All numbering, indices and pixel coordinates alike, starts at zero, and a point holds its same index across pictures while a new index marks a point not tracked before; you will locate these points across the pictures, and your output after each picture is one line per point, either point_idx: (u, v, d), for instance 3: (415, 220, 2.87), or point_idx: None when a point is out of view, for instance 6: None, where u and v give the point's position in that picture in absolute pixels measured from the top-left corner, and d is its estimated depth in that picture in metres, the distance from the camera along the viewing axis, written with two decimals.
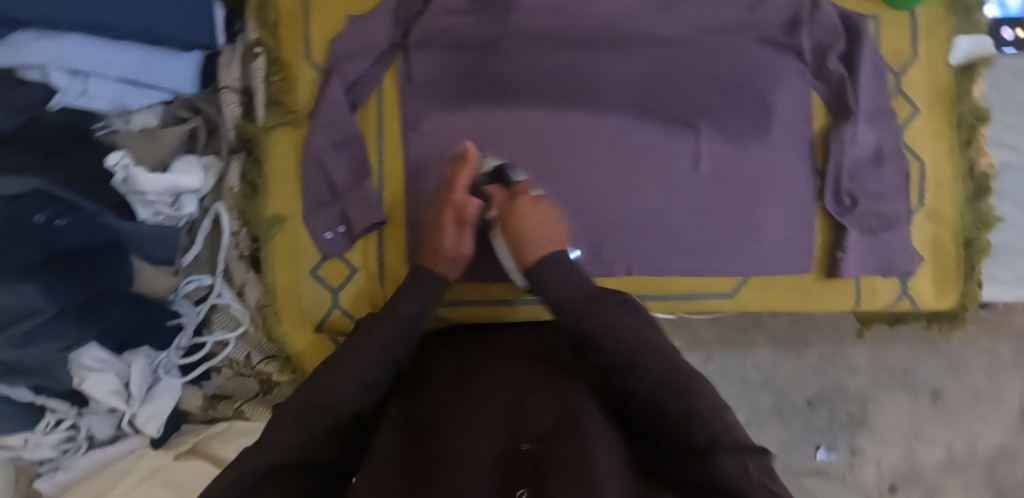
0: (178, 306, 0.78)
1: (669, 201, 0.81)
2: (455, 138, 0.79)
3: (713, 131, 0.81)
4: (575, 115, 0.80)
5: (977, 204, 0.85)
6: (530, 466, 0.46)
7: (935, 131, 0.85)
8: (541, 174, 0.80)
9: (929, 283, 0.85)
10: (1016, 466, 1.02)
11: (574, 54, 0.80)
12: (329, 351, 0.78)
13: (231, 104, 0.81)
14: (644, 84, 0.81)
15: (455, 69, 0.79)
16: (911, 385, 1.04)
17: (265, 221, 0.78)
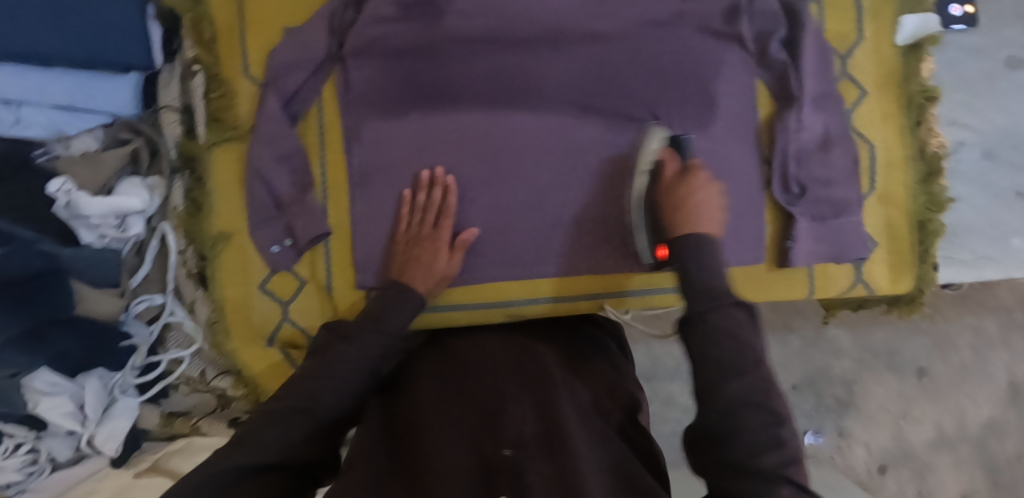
0: (129, 326, 0.79)
1: (613, 198, 0.80)
2: (397, 146, 0.78)
3: (655, 124, 0.81)
4: (516, 115, 0.80)
5: (929, 186, 0.85)
6: (510, 472, 0.50)
7: (884, 113, 0.84)
8: (484, 176, 0.79)
9: (884, 267, 0.85)
10: (1005, 440, 1.03)
11: (512, 55, 0.79)
12: (281, 364, 0.78)
13: (172, 122, 0.82)
14: (584, 81, 0.80)
15: (392, 77, 0.78)
16: (897, 365, 1.04)
17: (210, 238, 0.79)
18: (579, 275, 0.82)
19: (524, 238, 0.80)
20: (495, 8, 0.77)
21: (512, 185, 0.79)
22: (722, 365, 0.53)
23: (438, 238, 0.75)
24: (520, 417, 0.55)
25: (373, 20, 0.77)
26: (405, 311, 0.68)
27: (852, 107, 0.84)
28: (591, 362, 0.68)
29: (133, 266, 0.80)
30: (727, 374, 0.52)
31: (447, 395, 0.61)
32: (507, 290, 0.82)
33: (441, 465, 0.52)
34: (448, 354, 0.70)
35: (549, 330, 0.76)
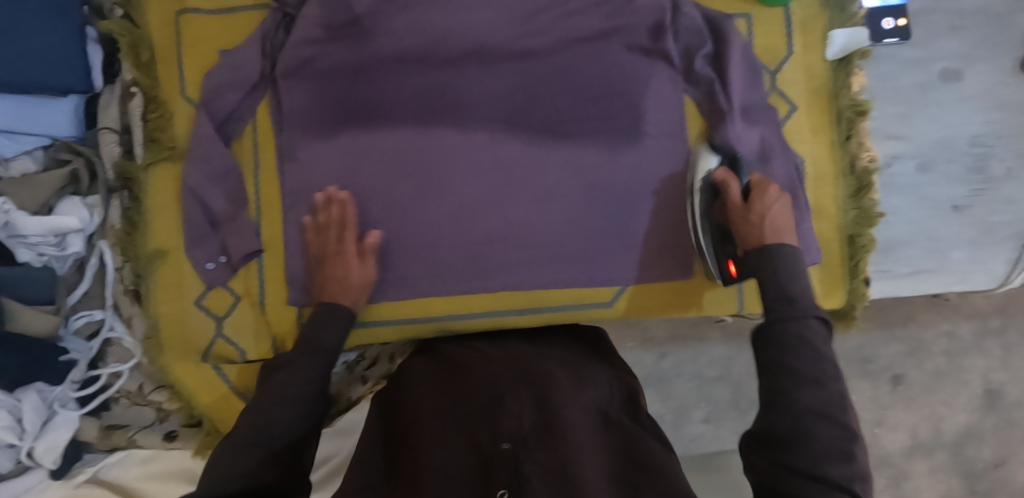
0: (69, 342, 0.81)
1: (540, 214, 0.80)
2: (326, 167, 0.79)
3: (585, 141, 0.81)
4: (444, 133, 0.79)
5: (861, 200, 0.86)
6: (508, 464, 0.58)
7: (814, 126, 0.86)
8: (412, 193, 0.79)
9: (815, 281, 0.85)
10: (982, 446, 1.06)
11: (438, 74, 0.79)
12: (211, 377, 0.80)
13: (110, 143, 0.83)
14: (510, 99, 0.81)
15: (322, 98, 0.79)
16: (871, 373, 1.06)
17: (146, 255, 0.81)
18: (507, 290, 0.82)
19: (455, 255, 0.80)
20: (418, 28, 0.78)
21: (441, 204, 0.79)
22: (795, 372, 0.60)
23: (343, 250, 0.76)
24: (515, 414, 0.63)
25: (301, 42, 0.78)
26: (333, 329, 0.71)
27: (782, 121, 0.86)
28: (578, 358, 0.76)
29: (72, 283, 0.82)
30: (803, 383, 0.59)
31: (444, 398, 0.69)
32: (435, 306, 0.82)
33: (448, 465, 0.61)
34: (442, 359, 0.77)
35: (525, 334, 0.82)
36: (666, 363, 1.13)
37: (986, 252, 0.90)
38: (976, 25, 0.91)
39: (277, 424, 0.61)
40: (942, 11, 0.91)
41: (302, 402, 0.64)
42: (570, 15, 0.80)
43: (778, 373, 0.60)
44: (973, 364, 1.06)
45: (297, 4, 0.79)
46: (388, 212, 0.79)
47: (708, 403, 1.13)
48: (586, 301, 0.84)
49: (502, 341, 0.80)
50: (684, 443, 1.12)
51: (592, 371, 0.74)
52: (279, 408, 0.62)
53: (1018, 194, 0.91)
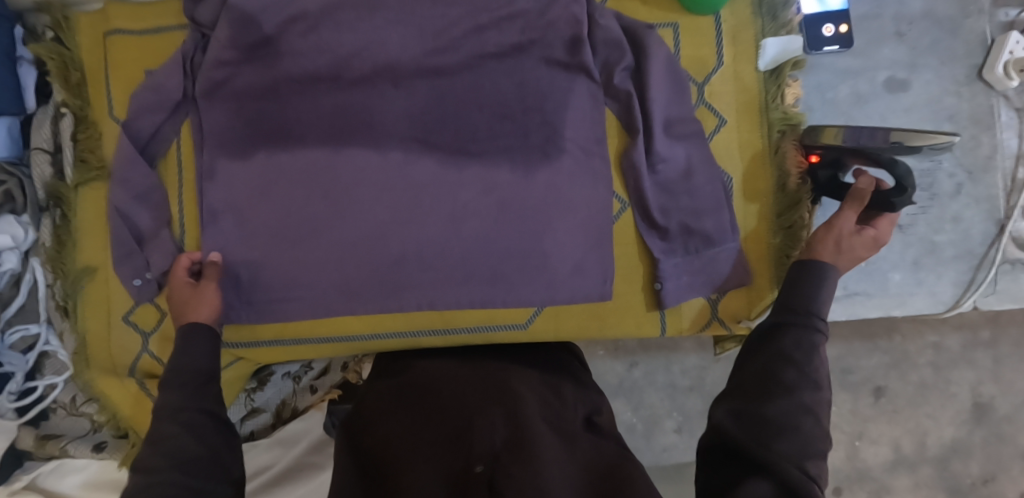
0: (3, 356, 0.83)
1: (453, 234, 0.79)
2: (242, 189, 0.80)
3: (499, 159, 0.80)
4: (357, 153, 0.79)
5: (791, 218, 0.80)
6: (483, 483, 0.57)
7: (742, 141, 0.82)
8: (326, 213, 0.79)
9: (742, 302, 0.82)
10: (968, 462, 1.16)
11: (351, 94, 0.80)
12: (137, 392, 0.83)
13: (42, 163, 0.85)
14: (423, 117, 0.80)
15: (240, 119, 0.80)
16: (852, 385, 1.18)
17: (75, 273, 0.83)
18: (419, 311, 0.82)
19: (366, 274, 0.80)
20: (327, 47, 0.79)
21: (353, 224, 0.79)
22: (802, 370, 0.63)
23: (172, 276, 0.79)
24: (487, 434, 0.63)
25: (213, 63, 0.79)
26: (201, 351, 0.74)
27: (830, 139, 0.77)
28: (546, 380, 0.76)
29: (7, 299, 0.85)
30: (803, 382, 0.63)
31: (412, 423, 0.68)
32: (351, 325, 0.83)
33: (419, 484, 0.59)
34: (410, 382, 0.76)
35: (483, 354, 0.83)
36: (637, 373, 1.13)
37: (927, 273, 0.86)
38: (924, 31, 0.87)
39: (167, 455, 0.65)
40: (887, 16, 0.87)
41: (190, 427, 0.68)
42: (482, 30, 0.80)
43: (780, 363, 0.64)
44: (961, 377, 1.16)
45: (212, 24, 0.81)
46: (302, 231, 0.80)
47: (680, 414, 1.13)
48: (501, 323, 0.83)
49: (469, 361, 0.81)
50: (655, 453, 1.13)
51: (560, 394, 0.74)
52: (172, 438, 0.66)
53: (965, 213, 0.86)
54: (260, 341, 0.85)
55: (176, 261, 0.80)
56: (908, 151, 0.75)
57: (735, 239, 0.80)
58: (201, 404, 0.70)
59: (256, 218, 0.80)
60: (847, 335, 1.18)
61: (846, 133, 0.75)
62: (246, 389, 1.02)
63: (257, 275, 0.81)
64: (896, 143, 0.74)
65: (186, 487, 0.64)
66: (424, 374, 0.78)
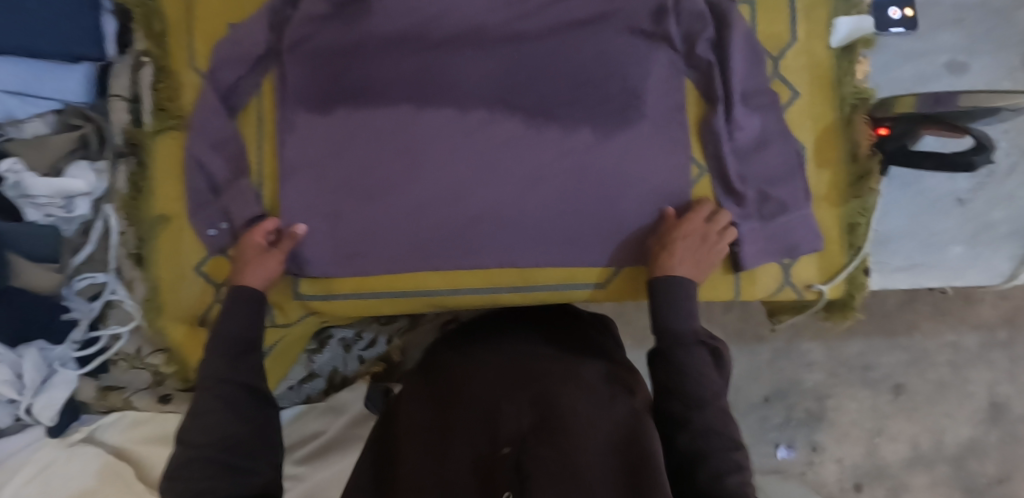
0: (71, 302, 0.83)
1: (530, 195, 0.80)
2: (323, 143, 0.80)
3: (579, 121, 0.80)
4: (435, 114, 0.80)
5: (861, 188, 0.83)
6: (509, 465, 0.58)
7: (816, 114, 0.85)
8: (401, 172, 0.79)
9: (812, 267, 0.84)
10: (981, 459, 1.22)
11: (432, 54, 0.80)
12: (202, 337, 0.82)
13: (119, 111, 0.85)
14: (504, 79, 0.81)
15: (322, 76, 0.80)
16: (872, 381, 1.24)
17: (150, 220, 0.83)
18: (501, 268, 0.83)
19: (442, 233, 0.80)
20: (416, 8, 0.79)
21: (426, 185, 0.79)
22: (689, 392, 0.68)
23: (250, 235, 0.79)
24: (512, 418, 0.64)
25: (305, 18, 0.80)
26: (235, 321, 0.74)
27: (904, 108, 0.81)
28: (576, 356, 0.75)
29: (77, 245, 0.84)
30: (691, 405, 0.68)
31: (439, 417, 0.70)
32: (429, 282, 0.83)
33: (450, 475, 0.61)
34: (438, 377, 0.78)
35: (519, 333, 0.84)
36: None
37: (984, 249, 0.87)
38: (981, 19, 0.91)
39: (202, 434, 0.67)
40: (947, 3, 0.90)
41: (227, 403, 0.70)
42: None
43: (666, 397, 0.70)
44: (978, 375, 1.23)
45: None
46: (381, 188, 0.80)
47: None
48: (578, 282, 0.84)
49: (497, 343, 0.81)
50: None
51: (592, 367, 0.73)
52: (206, 414, 0.68)
53: (1017, 192, 0.88)
54: (335, 295, 0.84)
55: (262, 223, 0.80)
56: (987, 112, 0.79)
57: (808, 205, 0.82)
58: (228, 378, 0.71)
59: (335, 172, 0.80)
60: (869, 331, 1.25)
61: (921, 100, 0.80)
62: (305, 350, 1.02)
63: (336, 229, 0.81)
64: (969, 106, 0.78)
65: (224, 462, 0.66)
66: (455, 360, 0.79)
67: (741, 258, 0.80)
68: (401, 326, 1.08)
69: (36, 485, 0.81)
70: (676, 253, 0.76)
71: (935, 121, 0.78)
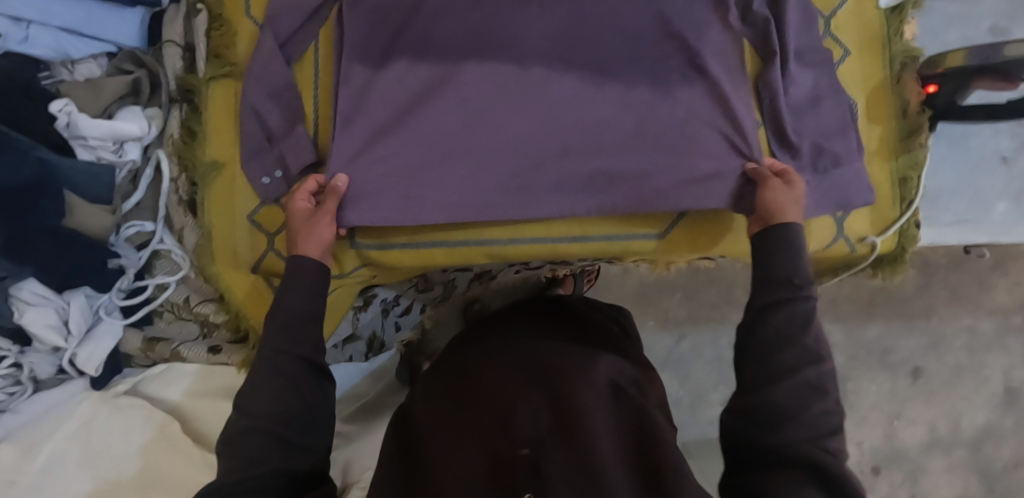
0: (119, 249, 0.81)
1: (592, 151, 0.79)
2: (383, 96, 0.79)
3: (637, 80, 0.79)
4: (496, 69, 0.79)
5: (912, 143, 0.84)
6: (529, 467, 0.59)
7: (865, 72, 0.86)
8: (461, 127, 0.79)
9: (865, 220, 0.85)
10: (997, 443, 1.25)
11: (492, 8, 0.79)
12: (266, 291, 0.82)
13: (172, 57, 0.84)
14: (564, 35, 0.79)
15: (381, 29, 0.80)
16: (891, 364, 1.27)
17: (202, 166, 0.82)
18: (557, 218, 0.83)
19: (502, 190, 0.79)
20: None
21: (470, 150, 0.79)
22: (804, 349, 0.63)
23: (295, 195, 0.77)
24: (531, 419, 0.64)
25: None
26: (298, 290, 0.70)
27: (954, 63, 0.81)
28: (591, 350, 0.75)
29: (126, 192, 0.82)
30: (805, 359, 0.63)
31: (453, 406, 0.69)
32: (487, 232, 0.83)
33: (465, 466, 0.61)
34: (451, 367, 0.77)
35: (527, 322, 0.85)
36: (685, 345, 1.30)
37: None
38: None
39: (262, 407, 0.63)
40: None
41: (289, 378, 0.65)
42: None
43: (776, 350, 0.64)
44: (994, 360, 1.26)
45: None
46: (441, 143, 0.79)
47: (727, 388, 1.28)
48: (636, 232, 0.85)
49: (506, 335, 0.81)
50: (703, 426, 1.28)
51: (603, 362, 0.73)
52: (268, 388, 0.63)
53: None
54: (393, 241, 0.84)
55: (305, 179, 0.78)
56: None
57: (860, 159, 0.82)
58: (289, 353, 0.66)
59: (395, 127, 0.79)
60: (889, 315, 1.27)
61: (972, 54, 0.80)
62: (352, 307, 0.99)
63: (394, 180, 0.79)
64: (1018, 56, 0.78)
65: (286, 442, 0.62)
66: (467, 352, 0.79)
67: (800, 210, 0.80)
68: (437, 298, 1.07)
69: (79, 437, 0.80)
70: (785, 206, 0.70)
71: (995, 71, 0.79)
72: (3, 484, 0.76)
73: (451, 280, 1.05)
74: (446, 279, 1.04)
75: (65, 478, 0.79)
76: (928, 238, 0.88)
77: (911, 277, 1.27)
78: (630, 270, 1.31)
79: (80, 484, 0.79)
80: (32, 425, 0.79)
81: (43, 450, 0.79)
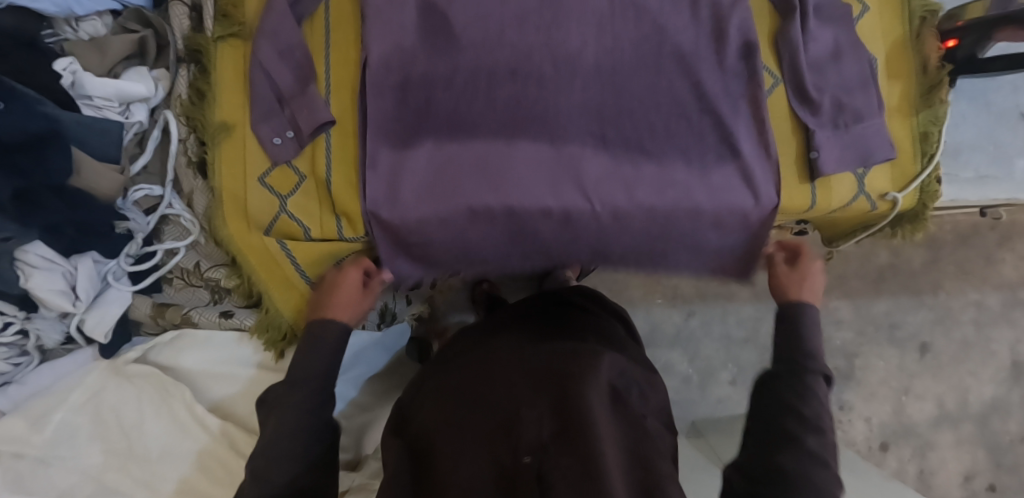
0: (128, 213, 0.79)
1: (624, 226, 0.80)
2: (411, 179, 0.77)
3: (675, 157, 0.78)
4: (529, 145, 0.77)
5: (931, 98, 0.83)
6: (533, 479, 0.58)
7: (885, 29, 0.84)
8: (491, 206, 0.76)
9: (886, 177, 0.84)
10: (1004, 418, 1.25)
11: (526, 85, 0.77)
12: (274, 250, 0.80)
13: (180, 16, 0.83)
14: (600, 109, 0.77)
15: (407, 109, 0.78)
16: (899, 340, 1.26)
17: (212, 127, 0.80)
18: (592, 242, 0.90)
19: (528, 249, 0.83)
20: (510, 41, 0.76)
21: (494, 224, 0.78)
22: (806, 417, 0.64)
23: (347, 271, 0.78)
24: (533, 422, 0.62)
25: None
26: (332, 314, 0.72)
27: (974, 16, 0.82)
28: (594, 347, 0.72)
29: (133, 155, 0.81)
30: (809, 427, 0.63)
31: (456, 414, 0.66)
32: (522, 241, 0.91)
33: (468, 481, 0.59)
34: (452, 371, 0.75)
35: (532, 324, 0.82)
36: (694, 321, 1.28)
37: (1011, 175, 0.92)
38: None
39: (288, 422, 0.64)
40: None
41: (313, 397, 0.66)
42: None
43: (783, 413, 0.65)
44: (1001, 335, 1.26)
45: None
46: (473, 222, 0.78)
47: (734, 364, 1.28)
48: None
49: (512, 337, 0.78)
50: (711, 404, 1.27)
51: (608, 356, 0.70)
52: (293, 409, 0.65)
53: None
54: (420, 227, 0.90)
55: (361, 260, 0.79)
56: None
57: (881, 115, 0.81)
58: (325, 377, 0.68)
59: (423, 209, 0.77)
60: (897, 291, 1.26)
61: (992, 6, 0.81)
62: None
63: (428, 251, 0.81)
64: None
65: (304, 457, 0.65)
66: (471, 354, 0.77)
67: (819, 164, 0.80)
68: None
69: (89, 410, 0.78)
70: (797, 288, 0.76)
71: (1015, 21, 0.79)
72: (9, 456, 0.74)
73: None
74: None
75: (75, 452, 0.76)
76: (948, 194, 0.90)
77: (919, 252, 1.26)
78: None
79: (92, 457, 0.76)
80: (40, 394, 0.78)
81: (52, 421, 0.76)
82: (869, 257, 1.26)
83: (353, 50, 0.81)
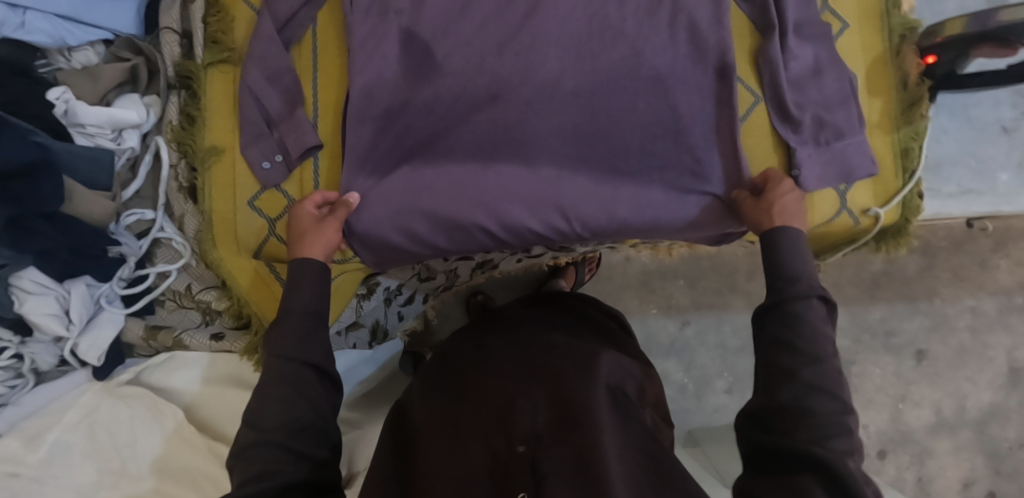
0: (120, 237, 0.81)
1: (609, 234, 0.82)
2: (387, 203, 0.79)
3: (650, 178, 0.79)
4: (505, 169, 0.79)
5: (912, 114, 0.84)
6: (526, 465, 0.60)
7: (864, 45, 0.85)
8: (476, 222, 0.79)
9: (868, 193, 0.85)
10: (1002, 424, 1.24)
11: (502, 111, 0.77)
12: (270, 278, 0.83)
13: (170, 43, 0.84)
14: (577, 131, 0.78)
15: (387, 135, 0.80)
16: (895, 348, 1.26)
17: (201, 152, 0.82)
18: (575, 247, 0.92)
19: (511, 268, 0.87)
20: (489, 68, 0.77)
21: (479, 240, 0.82)
22: (797, 349, 0.65)
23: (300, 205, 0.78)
24: (528, 415, 0.64)
25: None
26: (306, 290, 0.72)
27: (953, 33, 0.81)
28: (591, 348, 0.75)
29: (125, 181, 0.82)
30: (803, 360, 0.64)
31: (453, 409, 0.69)
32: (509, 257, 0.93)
33: (463, 469, 0.61)
34: (450, 366, 0.78)
35: (531, 318, 0.85)
36: (689, 330, 1.29)
37: (994, 192, 0.94)
38: None
39: (273, 418, 0.64)
40: None
41: (296, 387, 0.66)
42: None
43: (777, 351, 0.66)
44: (997, 340, 1.26)
45: None
46: (455, 239, 0.81)
47: (729, 372, 1.28)
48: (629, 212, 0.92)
49: (511, 333, 0.81)
50: (707, 413, 1.27)
51: (606, 359, 0.73)
52: (276, 402, 0.65)
53: None
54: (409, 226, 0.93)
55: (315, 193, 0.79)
56: None
57: (861, 131, 0.82)
58: (303, 358, 0.67)
59: (416, 222, 0.80)
60: (891, 297, 1.26)
61: (970, 22, 0.80)
62: (355, 295, 0.98)
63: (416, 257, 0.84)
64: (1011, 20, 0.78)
65: (289, 450, 0.63)
66: (467, 351, 0.80)
67: (800, 182, 0.80)
68: (438, 286, 1.08)
69: (84, 428, 0.79)
70: (781, 210, 0.74)
71: (995, 38, 0.79)
72: (6, 475, 0.75)
73: (453, 270, 1.05)
74: (448, 269, 1.04)
75: (70, 470, 0.77)
76: (931, 208, 0.96)
77: (913, 259, 1.26)
78: (633, 259, 1.30)
79: (86, 475, 0.78)
80: (34, 415, 0.79)
81: (47, 440, 0.77)
82: (864, 264, 1.26)
83: (338, 73, 0.82)
